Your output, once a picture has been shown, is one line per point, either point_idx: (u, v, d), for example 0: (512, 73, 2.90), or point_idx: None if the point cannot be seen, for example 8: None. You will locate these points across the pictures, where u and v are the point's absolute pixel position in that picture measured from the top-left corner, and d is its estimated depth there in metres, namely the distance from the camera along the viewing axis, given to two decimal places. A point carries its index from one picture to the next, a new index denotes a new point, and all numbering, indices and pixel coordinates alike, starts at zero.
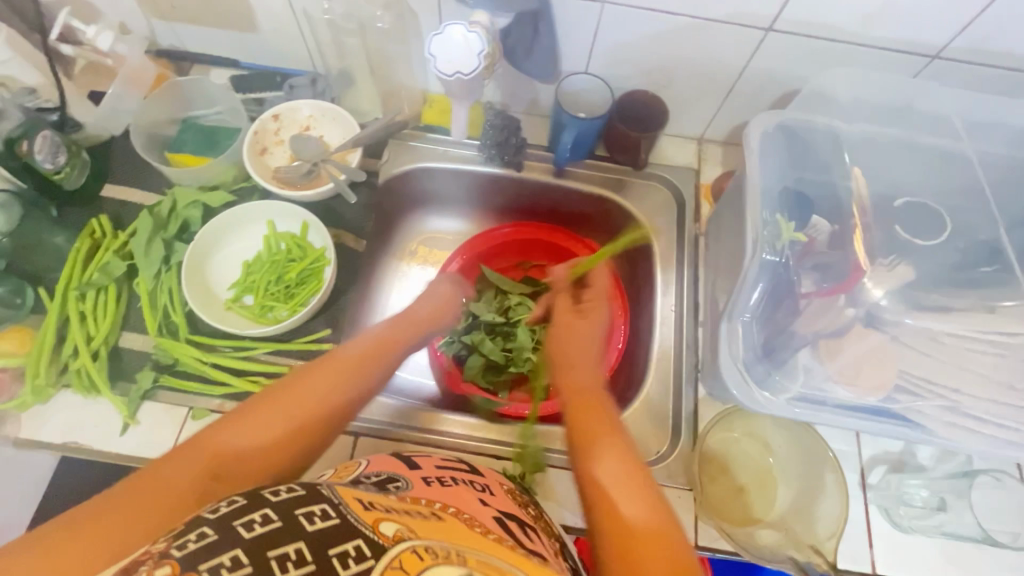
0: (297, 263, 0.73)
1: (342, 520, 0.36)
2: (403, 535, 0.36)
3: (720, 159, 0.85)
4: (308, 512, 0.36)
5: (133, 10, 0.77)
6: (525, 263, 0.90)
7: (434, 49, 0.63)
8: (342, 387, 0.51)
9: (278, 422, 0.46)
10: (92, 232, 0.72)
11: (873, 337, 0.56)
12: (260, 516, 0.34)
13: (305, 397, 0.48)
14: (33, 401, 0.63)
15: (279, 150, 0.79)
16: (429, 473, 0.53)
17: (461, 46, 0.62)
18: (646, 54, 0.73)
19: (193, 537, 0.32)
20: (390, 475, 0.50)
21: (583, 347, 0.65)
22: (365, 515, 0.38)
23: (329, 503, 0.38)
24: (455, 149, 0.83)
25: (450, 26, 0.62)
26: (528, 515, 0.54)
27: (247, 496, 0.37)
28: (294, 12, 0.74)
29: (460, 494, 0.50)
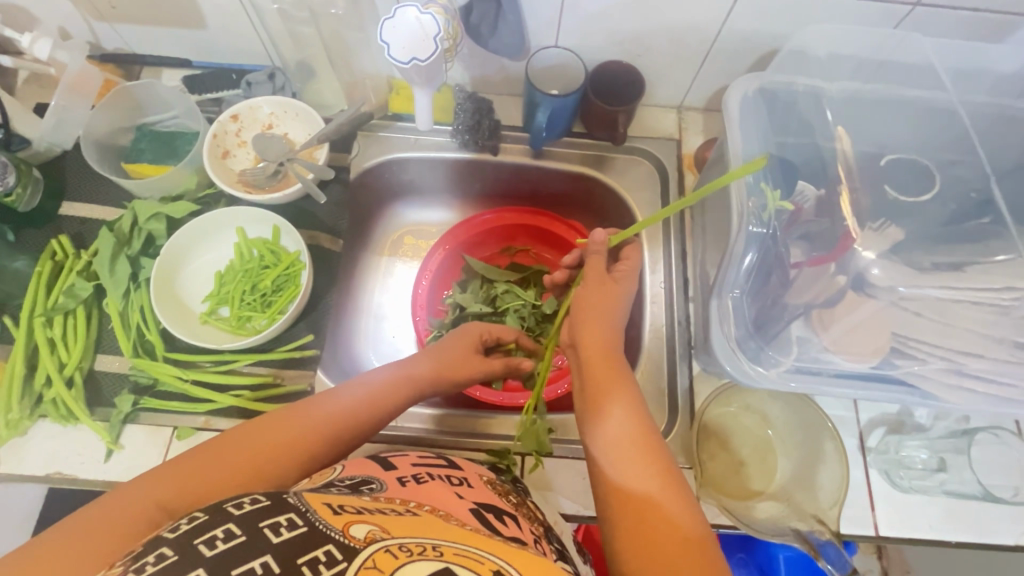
0: (271, 270, 0.71)
1: (309, 527, 0.34)
2: (374, 537, 0.35)
3: (701, 127, 0.82)
4: (275, 523, 0.34)
5: (70, 14, 0.72)
6: (510, 248, 0.87)
7: (387, 35, 0.59)
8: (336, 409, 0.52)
9: (275, 444, 0.48)
10: (53, 254, 0.68)
11: (867, 304, 0.54)
12: (223, 532, 0.32)
13: (308, 426, 0.50)
14: (10, 434, 0.61)
15: (243, 152, 0.75)
16: (403, 471, 0.52)
17: (416, 29, 0.58)
18: (618, 23, 0.70)
19: (150, 560, 0.30)
20: (363, 477, 0.48)
21: (600, 310, 0.58)
22: (333, 518, 0.36)
23: (296, 510, 0.35)
24: (427, 138, 0.80)
25: (402, 9, 0.58)
26: (509, 504, 0.53)
27: (208, 510, 0.34)
28: (241, 4, 0.69)
29: (437, 490, 0.49)
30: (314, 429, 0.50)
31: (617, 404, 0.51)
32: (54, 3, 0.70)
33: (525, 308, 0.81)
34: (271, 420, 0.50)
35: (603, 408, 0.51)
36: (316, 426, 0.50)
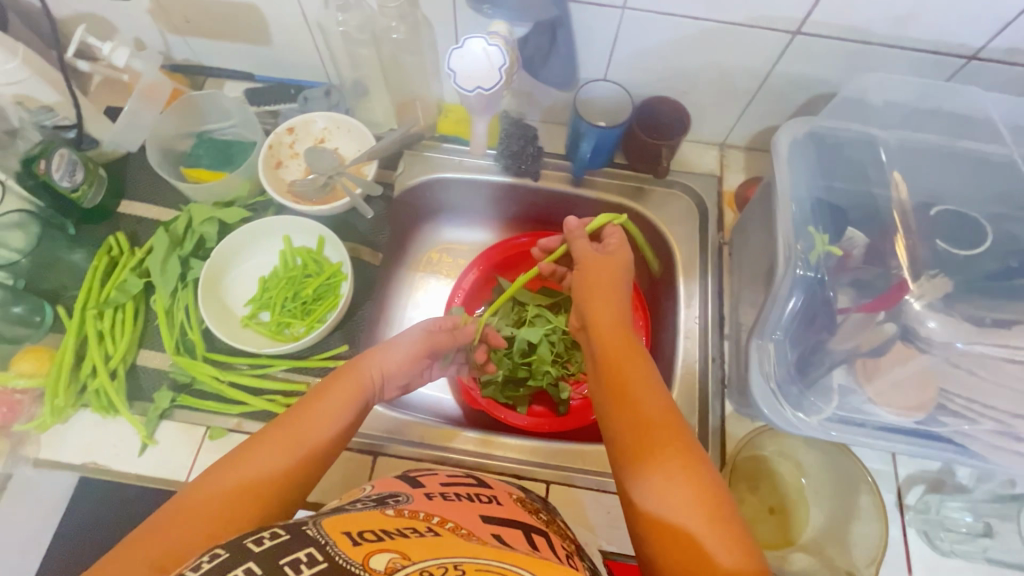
0: (313, 279, 0.72)
1: (330, 562, 0.32)
2: (395, 566, 0.34)
3: (742, 166, 0.83)
4: (295, 559, 0.32)
5: (148, 26, 0.76)
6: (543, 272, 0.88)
7: (453, 64, 0.61)
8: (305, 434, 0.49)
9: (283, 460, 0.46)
10: (109, 249, 0.71)
11: (917, 360, 0.53)
12: (243, 572, 0.30)
13: (313, 429, 0.49)
14: (52, 421, 0.63)
15: (294, 163, 0.78)
16: (431, 488, 0.52)
17: (482, 59, 0.61)
18: (668, 62, 0.71)
19: None
20: (390, 492, 0.49)
21: (608, 289, 0.56)
22: (353, 552, 0.34)
23: (316, 544, 0.34)
24: (471, 160, 0.82)
25: (469, 39, 0.60)
26: (539, 520, 0.53)
27: (227, 550, 0.32)
28: (308, 25, 0.73)
29: (462, 509, 0.48)
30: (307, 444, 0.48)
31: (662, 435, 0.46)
32: (135, 16, 0.74)
33: (555, 334, 0.82)
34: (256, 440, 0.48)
35: (647, 445, 0.45)
36: (306, 433, 0.49)
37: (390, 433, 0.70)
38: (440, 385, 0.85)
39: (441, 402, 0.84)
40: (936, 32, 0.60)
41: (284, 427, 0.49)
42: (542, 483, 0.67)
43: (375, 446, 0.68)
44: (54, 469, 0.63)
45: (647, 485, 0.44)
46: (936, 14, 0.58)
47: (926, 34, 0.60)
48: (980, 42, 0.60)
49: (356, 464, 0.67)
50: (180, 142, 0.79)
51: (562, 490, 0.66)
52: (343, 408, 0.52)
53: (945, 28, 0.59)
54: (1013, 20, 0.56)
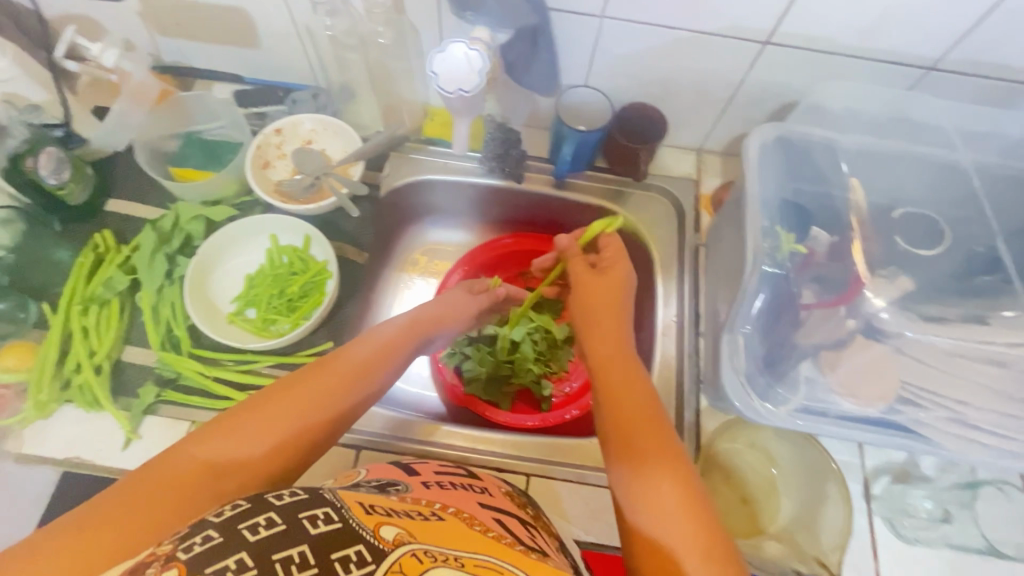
0: (299, 277, 0.73)
1: (344, 524, 0.36)
2: (402, 539, 0.37)
3: (719, 170, 0.86)
4: (312, 515, 0.36)
5: (138, 28, 0.77)
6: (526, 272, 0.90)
7: (436, 67, 0.64)
8: (301, 412, 0.48)
9: (273, 434, 0.46)
10: (95, 247, 0.72)
11: (874, 347, 0.56)
12: (265, 520, 0.34)
13: (311, 405, 0.48)
14: (36, 416, 0.64)
15: (282, 163, 0.80)
16: (426, 477, 0.54)
17: (463, 64, 0.63)
18: (645, 69, 0.74)
19: (198, 540, 0.32)
20: (389, 479, 0.50)
21: (613, 315, 0.60)
22: (366, 518, 0.37)
23: (331, 506, 0.37)
24: (456, 162, 0.84)
25: (451, 44, 0.63)
26: (528, 514, 0.55)
27: (250, 501, 0.36)
28: (297, 29, 0.75)
29: (459, 497, 0.50)
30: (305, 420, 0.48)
31: (658, 459, 0.47)
32: (124, 18, 0.76)
33: (537, 333, 0.83)
34: (252, 407, 0.47)
35: (643, 461, 0.47)
36: (305, 408, 0.48)
37: (374, 427, 0.71)
38: (425, 383, 0.86)
39: (426, 400, 0.85)
40: (896, 43, 0.63)
41: (279, 397, 0.48)
42: (522, 476, 0.68)
43: (358, 440, 0.69)
44: (36, 463, 0.63)
45: (642, 502, 0.45)
46: (894, 27, 0.61)
47: (887, 45, 0.64)
48: (938, 53, 0.63)
49: (340, 457, 0.68)
50: (167, 142, 0.79)
51: (542, 483, 0.68)
52: (348, 383, 0.52)
53: (904, 39, 0.62)
54: (968, 32, 0.60)
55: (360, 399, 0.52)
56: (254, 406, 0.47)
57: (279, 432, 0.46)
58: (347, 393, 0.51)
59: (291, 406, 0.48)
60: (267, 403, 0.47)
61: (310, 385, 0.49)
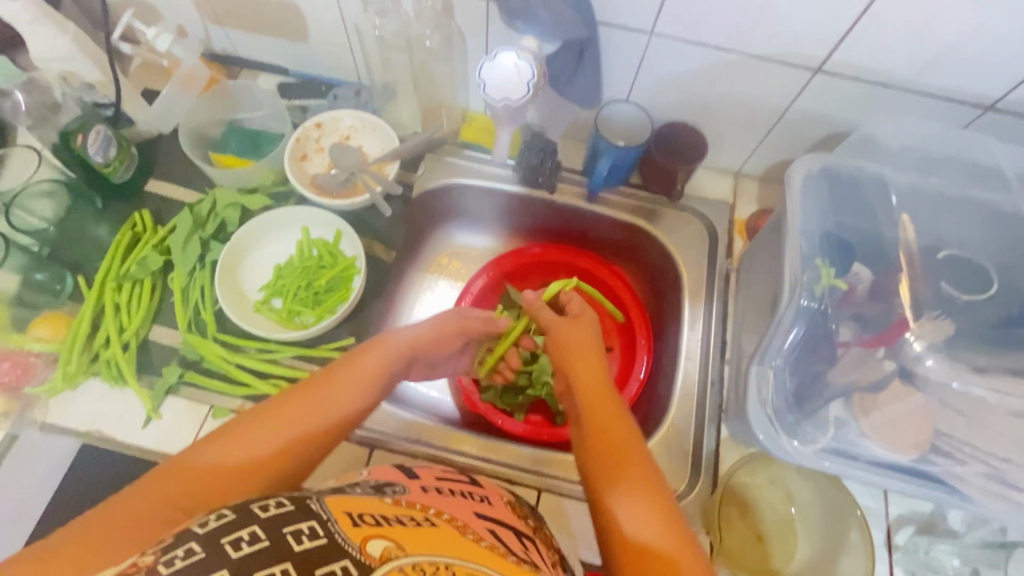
0: (327, 270, 0.74)
1: (329, 540, 0.35)
2: (391, 554, 0.36)
3: (756, 196, 0.84)
4: (297, 529, 0.35)
5: (192, 16, 0.79)
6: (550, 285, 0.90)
7: (484, 75, 0.64)
8: (283, 430, 0.47)
9: (254, 453, 0.46)
10: (133, 225, 0.73)
11: (917, 397, 0.54)
12: (248, 535, 0.33)
13: (296, 423, 0.48)
14: (63, 386, 0.64)
15: (318, 157, 0.80)
16: (427, 481, 0.53)
17: (512, 73, 0.63)
18: (689, 89, 0.73)
19: (180, 553, 0.31)
20: (388, 481, 0.50)
21: (588, 354, 0.57)
22: (353, 532, 0.36)
23: (319, 519, 0.36)
24: (490, 168, 0.84)
25: (501, 53, 0.63)
26: (527, 526, 0.53)
27: (236, 510, 0.35)
28: (346, 27, 0.76)
29: (456, 504, 0.49)
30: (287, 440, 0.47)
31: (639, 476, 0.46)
32: (180, 5, 0.77)
33: None
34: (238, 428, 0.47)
35: (623, 467, 0.47)
36: (290, 424, 0.48)
37: (387, 428, 0.70)
38: (441, 386, 0.86)
39: (440, 403, 0.85)
40: (953, 80, 0.61)
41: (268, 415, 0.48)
42: (532, 491, 0.67)
43: (372, 439, 0.69)
44: (59, 434, 0.64)
45: (625, 505, 0.45)
46: (953, 63, 0.59)
47: (944, 81, 0.62)
48: (997, 94, 0.61)
49: (352, 456, 0.68)
50: (211, 128, 0.82)
51: (552, 500, 0.67)
52: (338, 402, 0.51)
53: (962, 77, 0.61)
54: None
55: (348, 416, 0.51)
56: (239, 427, 0.47)
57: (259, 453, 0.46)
58: (335, 411, 0.50)
59: (275, 426, 0.47)
60: (251, 423, 0.47)
61: (297, 403, 0.49)
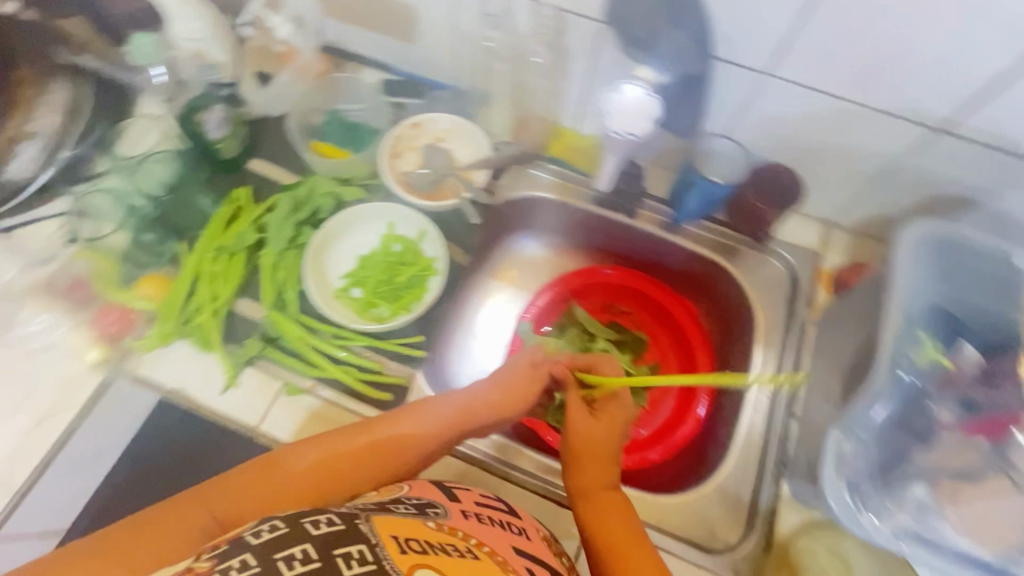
0: (407, 268, 0.76)
1: (375, 566, 0.39)
2: None
3: (845, 249, 0.81)
4: (346, 553, 0.39)
5: (311, 8, 0.83)
6: (613, 307, 0.93)
7: (609, 106, 0.68)
8: (331, 462, 0.55)
9: (296, 482, 0.53)
10: (233, 200, 0.77)
11: (1013, 497, 0.53)
12: (301, 554, 0.38)
13: (343, 458, 0.55)
14: (158, 344, 0.69)
15: (410, 155, 0.82)
16: (467, 505, 0.54)
17: (636, 107, 0.67)
18: (795, 132, 0.71)
19: (237, 565, 0.37)
20: (430, 500, 0.52)
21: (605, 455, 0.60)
22: (399, 559, 0.41)
23: (367, 542, 0.41)
24: (574, 185, 0.85)
25: (628, 86, 0.67)
26: (562, 565, 0.54)
27: (288, 523, 0.41)
28: (456, 35, 0.78)
29: (496, 535, 0.51)
30: (332, 468, 0.54)
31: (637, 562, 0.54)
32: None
33: None
34: (288, 455, 0.55)
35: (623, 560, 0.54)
36: (341, 453, 0.55)
37: None
38: None
39: None
40: None
41: (324, 444, 0.55)
42: None
43: None
44: (148, 387, 0.69)
45: None
46: None
47: None
48: None
49: None
50: (313, 117, 0.84)
51: None
52: (382, 437, 0.57)
53: None
54: None
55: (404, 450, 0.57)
56: (292, 453, 0.55)
57: (302, 483, 0.53)
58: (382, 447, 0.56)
59: (320, 459, 0.55)
60: (311, 451, 0.55)
61: (353, 438, 0.56)
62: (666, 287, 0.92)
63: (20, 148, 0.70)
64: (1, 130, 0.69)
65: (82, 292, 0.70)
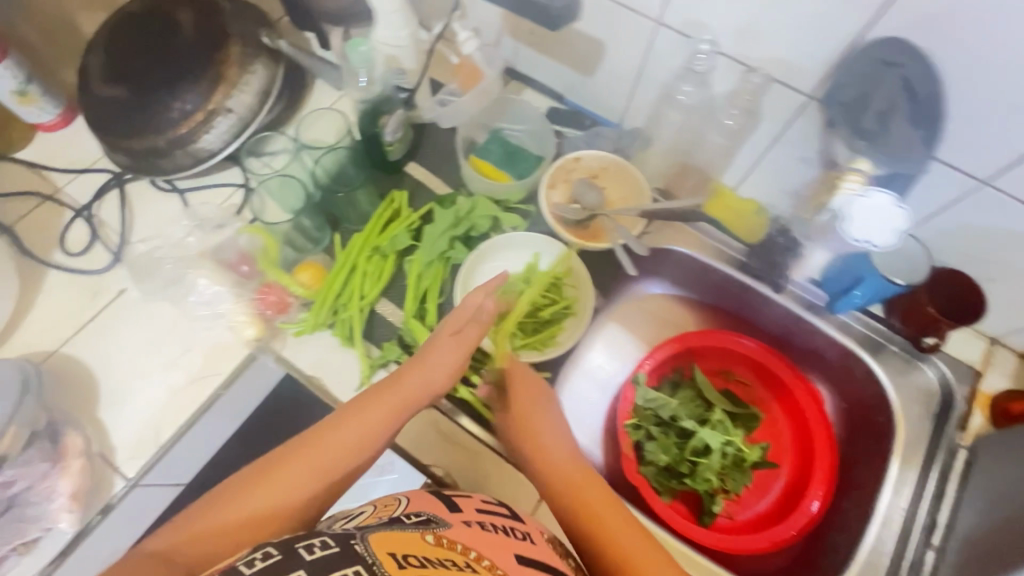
0: (551, 305, 0.75)
1: None
2: None
3: (1010, 372, 0.75)
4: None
5: (493, 25, 0.83)
6: (730, 375, 0.88)
7: (853, 211, 0.65)
8: (344, 453, 0.54)
9: (309, 472, 0.52)
10: (391, 202, 0.79)
11: None
12: None
13: (346, 439, 0.54)
14: (307, 330, 0.72)
15: (562, 188, 0.82)
16: (467, 513, 0.50)
17: (883, 216, 0.64)
18: (992, 246, 0.66)
19: None
20: (428, 514, 0.48)
21: (541, 413, 0.65)
22: None
23: (363, 563, 0.38)
24: (721, 248, 0.83)
25: (877, 193, 0.64)
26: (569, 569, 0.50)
27: (284, 550, 0.38)
28: (638, 78, 0.77)
29: (501, 544, 0.47)
30: (340, 450, 0.54)
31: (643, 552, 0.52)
32: (490, 15, 0.82)
33: (730, 447, 0.80)
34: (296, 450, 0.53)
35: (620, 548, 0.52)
36: (350, 438, 0.54)
37: None
38: (594, 435, 0.87)
39: (592, 452, 0.86)
40: None
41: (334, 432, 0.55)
42: None
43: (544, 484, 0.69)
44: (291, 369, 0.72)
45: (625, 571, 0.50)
46: None
47: None
48: None
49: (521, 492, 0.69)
50: (477, 132, 0.86)
51: None
52: (379, 421, 0.56)
53: None
54: None
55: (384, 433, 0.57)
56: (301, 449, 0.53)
57: (318, 469, 0.52)
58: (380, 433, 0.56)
59: (330, 445, 0.54)
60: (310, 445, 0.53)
61: (349, 424, 0.55)
62: (793, 365, 0.85)
63: (216, 121, 0.75)
64: (206, 104, 0.74)
65: (247, 268, 0.73)
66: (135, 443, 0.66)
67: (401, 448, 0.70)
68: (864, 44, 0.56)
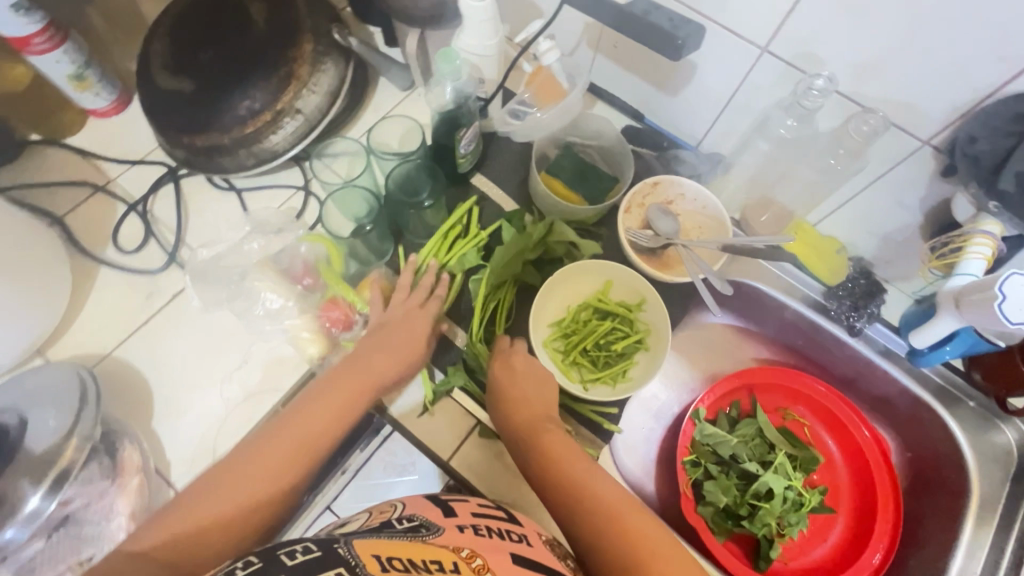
0: (624, 338, 0.72)
1: None
2: None
3: None
4: None
5: (572, 34, 0.79)
6: (789, 413, 0.84)
7: (1006, 290, 0.56)
8: (333, 418, 0.56)
9: (305, 434, 0.54)
10: (460, 218, 0.75)
11: None
12: None
13: (334, 405, 0.56)
14: None
15: (637, 212, 0.78)
16: (463, 517, 0.48)
17: None
18: None
19: None
20: (423, 517, 0.46)
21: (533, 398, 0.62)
22: None
23: (345, 566, 0.36)
24: (796, 285, 0.79)
25: None
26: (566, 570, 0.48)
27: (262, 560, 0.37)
28: (728, 104, 0.72)
29: (495, 544, 0.45)
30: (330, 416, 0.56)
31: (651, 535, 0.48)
32: (571, 25, 0.77)
33: (791, 492, 0.77)
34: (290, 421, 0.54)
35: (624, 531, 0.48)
36: (337, 402, 0.57)
37: None
38: (646, 466, 0.83)
39: (644, 484, 0.82)
40: None
41: (320, 403, 0.56)
42: None
43: None
44: None
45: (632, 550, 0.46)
46: None
47: None
48: None
49: None
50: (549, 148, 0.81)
51: None
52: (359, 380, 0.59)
53: None
54: None
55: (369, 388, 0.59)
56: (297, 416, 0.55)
57: (320, 432, 0.54)
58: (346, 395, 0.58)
59: (321, 413, 0.55)
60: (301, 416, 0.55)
61: (338, 392, 0.57)
62: (858, 410, 0.82)
63: (284, 122, 0.71)
64: (275, 103, 0.69)
65: (309, 281, 0.70)
66: (189, 460, 0.65)
67: (460, 476, 0.67)
68: (1003, 97, 0.52)
